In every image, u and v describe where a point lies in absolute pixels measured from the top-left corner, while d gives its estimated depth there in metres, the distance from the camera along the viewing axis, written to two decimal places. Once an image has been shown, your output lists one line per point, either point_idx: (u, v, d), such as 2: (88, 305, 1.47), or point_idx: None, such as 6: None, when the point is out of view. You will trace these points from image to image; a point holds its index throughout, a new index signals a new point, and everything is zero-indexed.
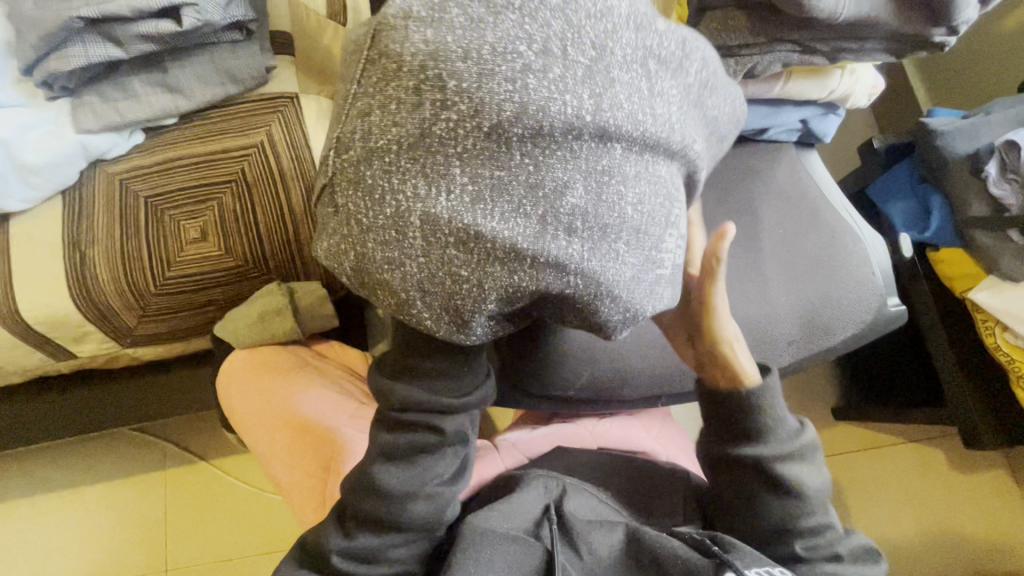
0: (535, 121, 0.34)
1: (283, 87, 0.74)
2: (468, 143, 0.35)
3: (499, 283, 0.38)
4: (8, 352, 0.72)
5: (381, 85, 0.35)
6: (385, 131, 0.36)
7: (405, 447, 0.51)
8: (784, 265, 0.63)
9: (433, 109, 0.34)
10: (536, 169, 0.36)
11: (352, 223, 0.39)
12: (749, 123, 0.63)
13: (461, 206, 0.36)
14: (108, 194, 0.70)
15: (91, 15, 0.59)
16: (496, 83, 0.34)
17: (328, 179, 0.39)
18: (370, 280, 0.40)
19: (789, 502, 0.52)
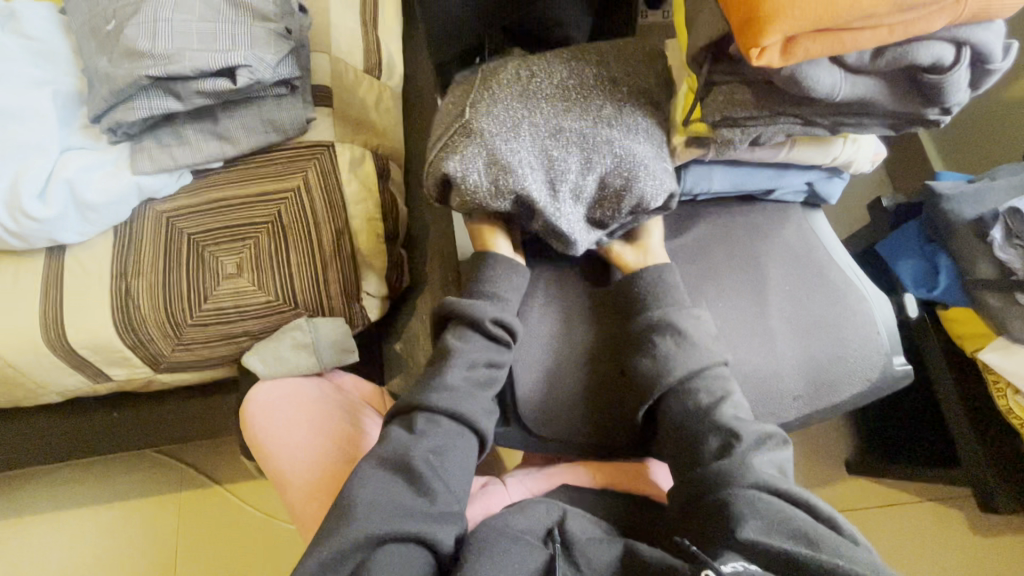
0: (583, 80, 0.63)
1: (320, 137, 0.80)
2: (549, 86, 0.62)
3: (579, 157, 0.60)
4: (52, 373, 0.77)
5: (493, 77, 0.63)
6: (502, 87, 0.62)
7: (481, 348, 0.65)
8: (792, 321, 0.65)
9: (529, 75, 0.63)
10: (588, 101, 0.62)
11: (481, 133, 0.60)
12: (755, 184, 0.67)
13: (552, 112, 0.61)
14: (155, 231, 0.75)
15: (157, 74, 0.66)
16: (560, 68, 0.63)
17: (457, 129, 0.61)
18: (495, 167, 0.59)
19: (686, 353, 0.61)
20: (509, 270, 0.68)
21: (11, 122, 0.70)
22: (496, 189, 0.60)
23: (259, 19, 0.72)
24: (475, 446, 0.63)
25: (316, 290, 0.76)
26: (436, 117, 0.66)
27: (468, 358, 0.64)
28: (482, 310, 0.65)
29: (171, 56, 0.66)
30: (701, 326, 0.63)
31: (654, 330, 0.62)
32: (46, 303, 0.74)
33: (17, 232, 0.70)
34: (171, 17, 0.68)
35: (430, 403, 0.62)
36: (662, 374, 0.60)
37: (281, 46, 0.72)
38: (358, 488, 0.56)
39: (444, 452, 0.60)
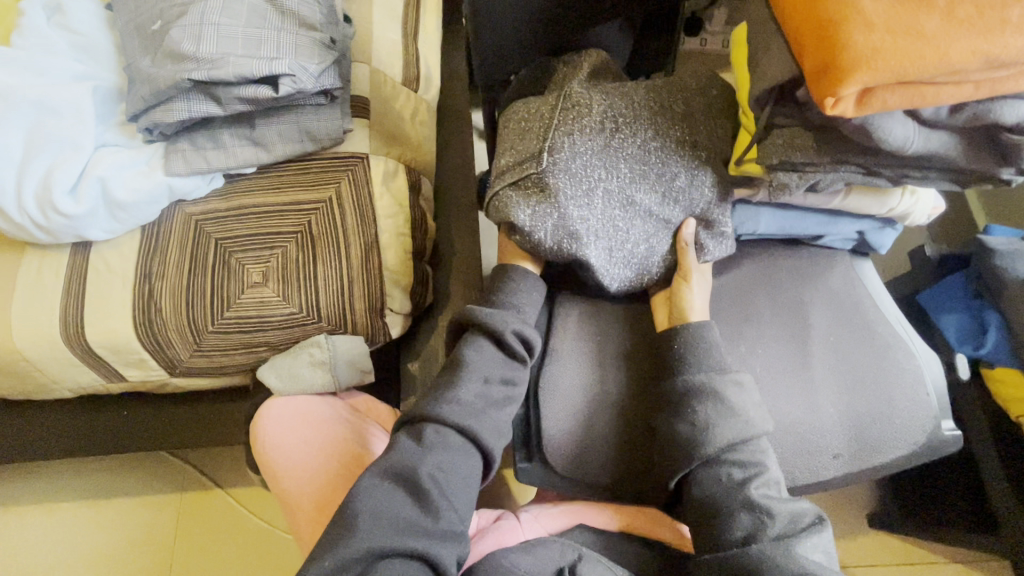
0: (664, 142, 0.61)
1: (355, 148, 0.79)
2: (629, 149, 0.61)
3: (638, 231, 0.62)
4: (67, 370, 0.76)
5: (575, 122, 0.60)
6: (583, 142, 0.60)
7: (501, 364, 0.63)
8: (835, 373, 0.62)
9: (612, 131, 0.61)
10: (665, 168, 0.61)
11: (556, 194, 0.59)
12: (804, 229, 0.65)
13: (626, 181, 0.61)
14: (183, 233, 0.74)
15: (199, 77, 0.65)
16: (642, 125, 0.61)
17: (532, 174, 0.60)
18: (563, 233, 0.60)
19: (729, 423, 0.57)
20: (533, 288, 0.67)
21: (48, 116, 0.70)
22: (558, 250, 0.61)
23: (305, 28, 0.71)
24: (478, 464, 0.59)
25: (341, 306, 0.74)
26: (504, 140, 0.66)
27: (488, 372, 0.62)
28: (506, 324, 0.63)
29: (215, 61, 0.65)
30: (744, 396, 0.59)
31: (694, 395, 0.59)
32: (67, 300, 0.73)
33: (45, 227, 0.69)
34: (218, 21, 0.67)
35: (442, 417, 0.59)
36: (699, 443, 0.57)
37: (325, 57, 0.71)
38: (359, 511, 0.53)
39: (449, 468, 0.57)
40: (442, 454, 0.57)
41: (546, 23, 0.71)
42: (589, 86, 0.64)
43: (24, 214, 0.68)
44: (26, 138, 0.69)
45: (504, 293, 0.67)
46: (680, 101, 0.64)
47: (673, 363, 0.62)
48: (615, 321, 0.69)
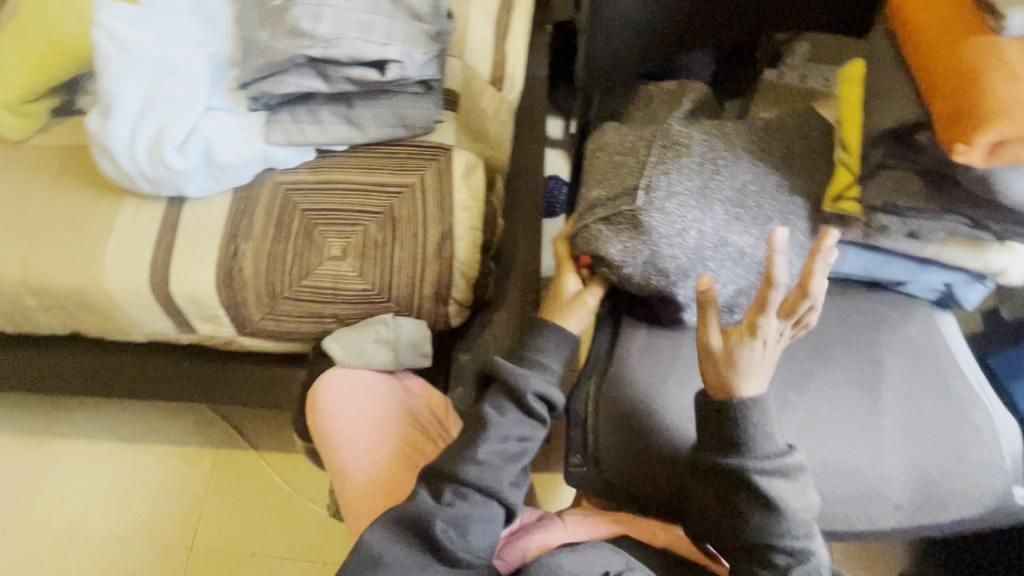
0: (758, 186, 0.62)
1: (442, 139, 0.81)
2: (725, 190, 0.62)
3: (731, 274, 0.61)
4: (146, 316, 0.80)
5: (674, 161, 0.62)
6: (681, 180, 0.62)
7: (518, 423, 0.65)
8: (907, 428, 0.61)
9: (709, 173, 0.62)
10: (759, 213, 0.62)
11: (649, 230, 0.60)
12: (890, 274, 0.64)
13: (720, 223, 0.61)
14: (271, 200, 0.77)
15: (314, 54, 0.68)
16: (741, 166, 0.63)
17: (626, 211, 0.61)
18: (654, 268, 0.60)
19: (768, 516, 0.55)
20: (565, 345, 0.68)
21: (167, 75, 0.74)
22: (647, 287, 0.61)
23: (413, 18, 0.74)
24: (500, 516, 0.62)
25: (411, 290, 0.76)
26: (594, 171, 0.67)
27: (504, 430, 0.64)
28: (528, 382, 0.65)
29: (330, 40, 0.68)
30: (791, 486, 0.55)
31: (738, 489, 0.56)
32: (157, 250, 0.77)
33: (151, 180, 0.74)
34: (336, 3, 0.70)
35: (461, 474, 0.62)
36: (738, 526, 0.56)
37: (430, 48, 0.73)
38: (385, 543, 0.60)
39: (469, 520, 0.60)
40: (460, 512, 0.60)
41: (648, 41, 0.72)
42: (686, 124, 0.66)
43: (134, 165, 0.73)
44: (145, 93, 0.73)
45: (533, 348, 0.68)
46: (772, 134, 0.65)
47: (720, 443, 0.57)
48: (673, 356, 0.67)
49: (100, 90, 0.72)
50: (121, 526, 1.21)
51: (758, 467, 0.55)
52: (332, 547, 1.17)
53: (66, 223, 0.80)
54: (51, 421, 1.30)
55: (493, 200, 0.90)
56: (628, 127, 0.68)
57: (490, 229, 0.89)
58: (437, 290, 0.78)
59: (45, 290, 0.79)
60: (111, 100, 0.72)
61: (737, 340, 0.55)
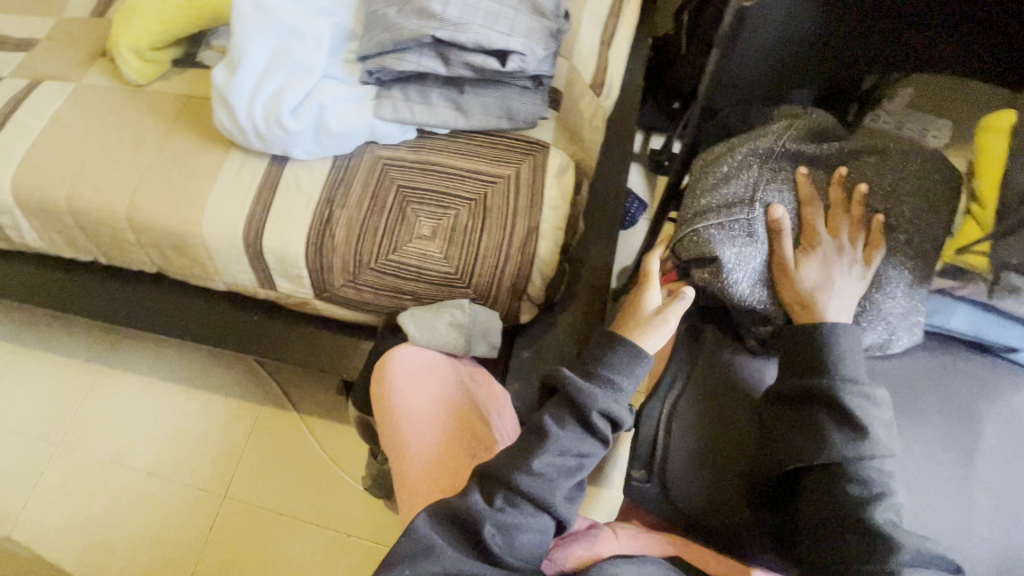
0: None
1: (542, 136, 0.82)
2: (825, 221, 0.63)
3: None
4: (233, 266, 0.83)
5: (784, 182, 0.63)
6: (790, 201, 0.63)
7: (579, 441, 0.64)
8: (1000, 501, 0.57)
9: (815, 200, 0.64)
10: None
11: (761, 242, 0.61)
12: (1006, 339, 0.61)
13: None
14: (369, 171, 0.79)
15: (441, 36, 0.69)
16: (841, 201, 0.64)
17: (741, 219, 0.61)
18: (758, 280, 0.61)
19: (853, 440, 0.54)
20: (637, 371, 0.66)
21: (295, 39, 0.77)
22: (746, 300, 0.62)
23: (536, 13, 0.75)
24: (550, 529, 0.61)
25: (492, 279, 0.77)
26: (700, 183, 0.66)
27: (566, 447, 0.63)
28: (596, 404, 0.63)
29: (459, 25, 0.69)
30: (877, 412, 0.55)
31: (821, 400, 0.56)
32: (256, 205, 0.79)
33: (261, 136, 0.76)
34: None
35: (515, 483, 0.61)
36: (819, 452, 0.54)
37: (549, 45, 0.74)
38: (431, 534, 0.59)
39: (521, 530, 0.59)
40: (510, 515, 0.59)
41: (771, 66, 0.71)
42: (808, 144, 0.64)
43: (249, 119, 0.75)
44: (271, 53, 0.76)
45: (604, 363, 0.66)
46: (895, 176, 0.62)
47: (808, 366, 0.57)
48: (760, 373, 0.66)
49: (230, 45, 0.76)
50: (162, 464, 1.26)
51: (843, 379, 0.55)
52: (357, 520, 1.18)
53: (174, 168, 0.83)
54: (114, 353, 1.36)
55: (577, 202, 0.90)
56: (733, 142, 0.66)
57: (571, 230, 0.89)
58: (515, 283, 0.78)
59: (145, 227, 0.83)
60: (239, 56, 0.75)
61: (807, 256, 0.60)
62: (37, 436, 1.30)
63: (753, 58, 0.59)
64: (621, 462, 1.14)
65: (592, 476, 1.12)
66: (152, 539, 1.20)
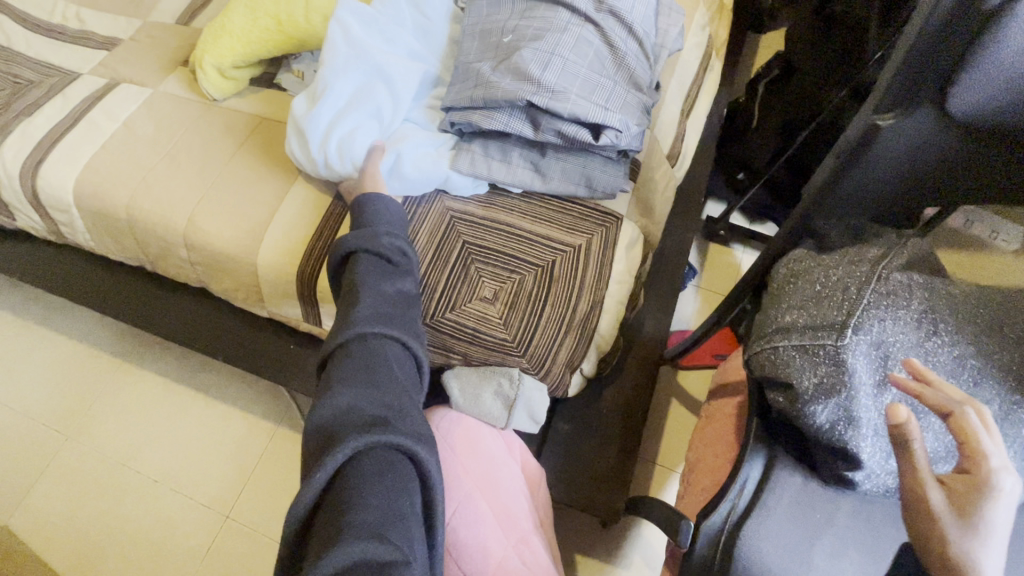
0: (982, 362, 0.52)
1: (616, 207, 0.78)
2: (941, 355, 0.52)
3: None
4: (281, 298, 0.81)
5: (890, 303, 0.54)
6: (894, 328, 0.53)
7: (385, 275, 0.63)
8: None
9: (927, 328, 0.53)
10: (972, 387, 0.52)
11: (849, 375, 0.52)
12: None
13: None
14: (436, 222, 0.76)
15: (537, 101, 0.67)
16: (962, 338, 0.52)
17: (828, 346, 0.53)
18: (844, 417, 0.52)
19: None
20: (394, 207, 0.70)
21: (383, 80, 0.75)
22: (825, 434, 0.54)
23: (633, 85, 0.73)
24: (407, 362, 0.57)
25: (549, 352, 0.72)
26: (786, 295, 0.60)
27: (378, 288, 0.60)
28: (382, 241, 0.64)
29: (557, 92, 0.67)
30: None
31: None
32: (316, 239, 0.77)
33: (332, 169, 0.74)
34: (567, 54, 0.69)
35: (354, 335, 0.55)
36: None
37: (642, 120, 0.72)
38: (323, 420, 0.48)
39: (376, 363, 0.53)
40: (365, 361, 0.53)
41: None
42: (915, 261, 0.58)
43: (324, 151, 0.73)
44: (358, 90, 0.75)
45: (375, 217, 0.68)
46: None
47: None
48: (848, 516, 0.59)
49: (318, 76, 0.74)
50: (170, 473, 1.22)
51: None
52: None
53: (237, 190, 0.82)
54: (139, 350, 1.35)
55: (640, 276, 0.86)
56: (828, 253, 0.61)
57: (631, 305, 0.85)
58: (571, 359, 0.74)
59: (199, 246, 0.81)
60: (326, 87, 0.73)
61: (966, 497, 0.45)
62: (49, 425, 1.28)
63: (871, 175, 0.56)
64: (643, 546, 1.06)
65: (612, 555, 1.05)
66: (146, 553, 1.15)
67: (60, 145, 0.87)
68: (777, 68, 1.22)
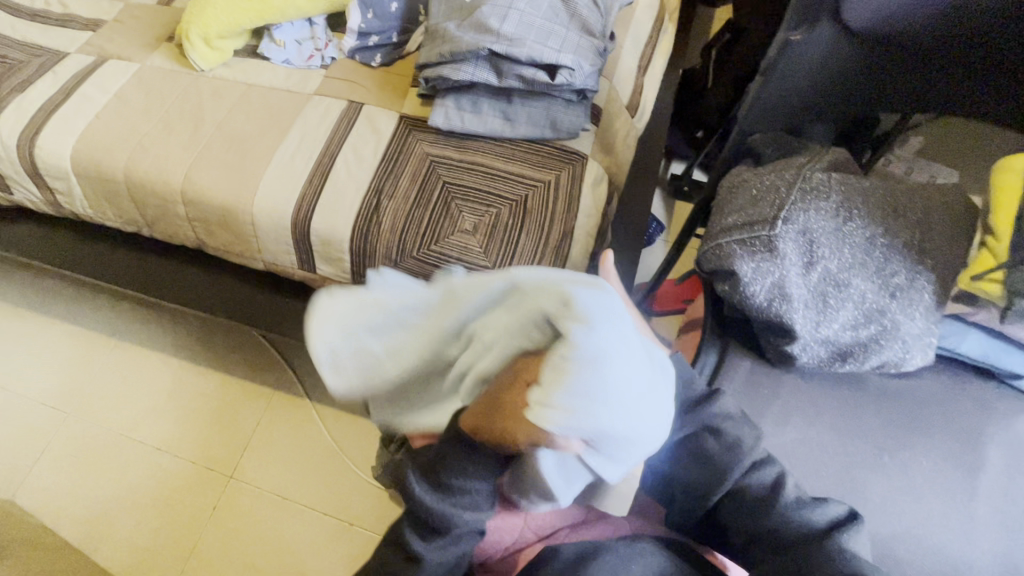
0: (890, 239, 0.61)
1: (580, 147, 0.86)
2: (857, 236, 0.61)
3: (848, 315, 0.61)
4: (277, 246, 0.87)
5: (813, 197, 0.63)
6: (816, 217, 0.62)
7: (450, 548, 0.54)
8: (1001, 517, 0.62)
9: (844, 215, 0.62)
10: (883, 260, 0.61)
11: (780, 259, 0.61)
12: (1009, 365, 0.65)
13: (844, 266, 0.61)
14: (419, 166, 0.84)
15: (497, 49, 0.75)
16: (873, 221, 0.62)
17: (762, 236, 0.62)
18: (778, 295, 0.61)
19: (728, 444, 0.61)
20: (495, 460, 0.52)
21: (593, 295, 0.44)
22: (765, 312, 0.62)
23: (585, 33, 0.81)
24: None
25: None
26: (728, 203, 0.69)
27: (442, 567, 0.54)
28: (461, 516, 0.53)
29: (513, 40, 0.75)
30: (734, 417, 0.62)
31: (771, 504, 0.58)
32: (308, 187, 0.84)
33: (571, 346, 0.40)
34: (523, 6, 0.77)
35: None
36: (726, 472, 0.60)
37: (596, 62, 0.80)
38: None
39: None
40: None
41: None
42: (834, 166, 0.67)
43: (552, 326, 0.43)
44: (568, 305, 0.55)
45: (454, 472, 0.53)
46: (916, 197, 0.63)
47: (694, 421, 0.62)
48: (790, 389, 0.68)
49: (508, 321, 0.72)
50: (172, 441, 1.27)
51: (725, 431, 0.61)
52: (364, 512, 1.19)
53: (230, 149, 0.88)
54: (133, 329, 1.39)
55: (607, 214, 0.94)
56: (763, 166, 0.70)
57: (600, 240, 0.93)
58: None
59: (196, 201, 0.87)
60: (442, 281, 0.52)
61: None
62: (48, 404, 1.31)
63: (792, 84, 0.66)
64: None
65: None
66: (154, 517, 1.20)
67: (55, 117, 0.92)
68: (729, 34, 1.31)
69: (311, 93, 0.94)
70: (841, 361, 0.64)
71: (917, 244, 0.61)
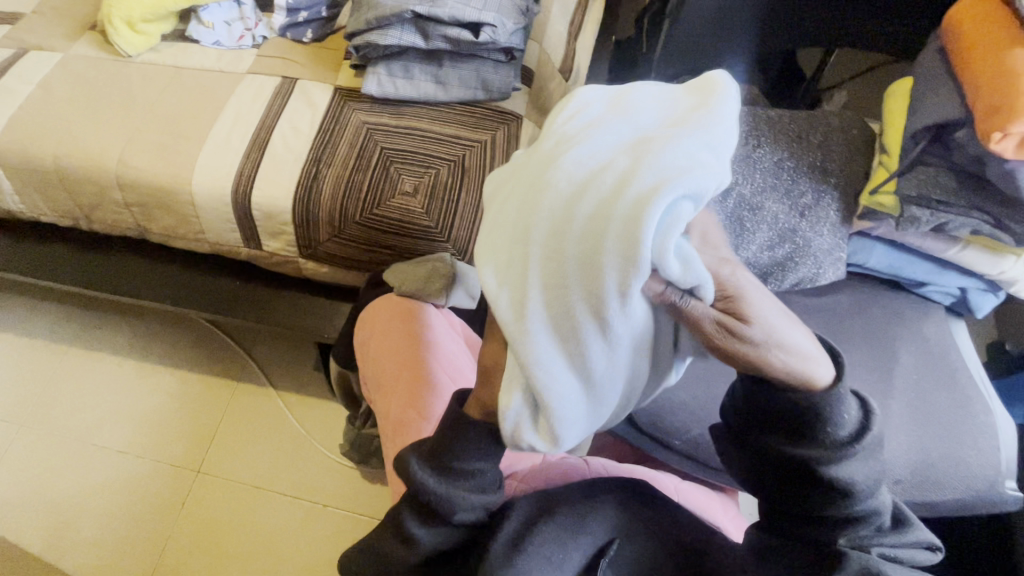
0: (795, 164, 0.67)
1: (513, 108, 0.89)
2: (766, 163, 0.66)
3: (764, 236, 0.66)
4: (220, 225, 0.87)
5: None
6: None
7: (450, 532, 0.54)
8: (913, 411, 0.67)
9: (753, 144, 0.67)
10: (790, 183, 0.66)
11: None
12: (912, 273, 0.71)
13: (755, 191, 0.66)
14: (356, 134, 0.85)
15: (421, 11, 0.80)
16: (779, 148, 0.67)
17: None
18: None
19: (839, 493, 0.45)
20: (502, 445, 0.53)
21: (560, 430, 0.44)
22: None
23: None
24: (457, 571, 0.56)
25: (469, 233, 0.82)
26: None
27: (441, 544, 0.54)
28: (469, 500, 0.53)
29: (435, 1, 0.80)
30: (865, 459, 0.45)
31: (831, 531, 0.47)
32: (246, 161, 0.84)
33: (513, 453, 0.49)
34: None
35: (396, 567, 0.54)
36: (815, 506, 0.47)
37: (519, 21, 0.83)
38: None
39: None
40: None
41: (729, 48, 0.78)
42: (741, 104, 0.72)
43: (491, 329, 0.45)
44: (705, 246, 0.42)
45: (459, 454, 0.53)
46: (814, 127, 0.69)
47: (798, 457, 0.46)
48: None
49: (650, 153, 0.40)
50: (133, 442, 1.25)
51: (831, 474, 0.45)
52: (335, 492, 1.19)
53: (163, 130, 0.87)
54: (84, 335, 1.35)
55: None
56: None
57: None
58: None
59: (132, 185, 0.86)
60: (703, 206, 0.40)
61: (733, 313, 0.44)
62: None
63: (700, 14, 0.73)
64: None
65: None
66: (120, 517, 1.18)
67: None
68: None
69: (244, 72, 0.93)
70: (764, 281, 0.68)
71: (819, 166, 0.67)
